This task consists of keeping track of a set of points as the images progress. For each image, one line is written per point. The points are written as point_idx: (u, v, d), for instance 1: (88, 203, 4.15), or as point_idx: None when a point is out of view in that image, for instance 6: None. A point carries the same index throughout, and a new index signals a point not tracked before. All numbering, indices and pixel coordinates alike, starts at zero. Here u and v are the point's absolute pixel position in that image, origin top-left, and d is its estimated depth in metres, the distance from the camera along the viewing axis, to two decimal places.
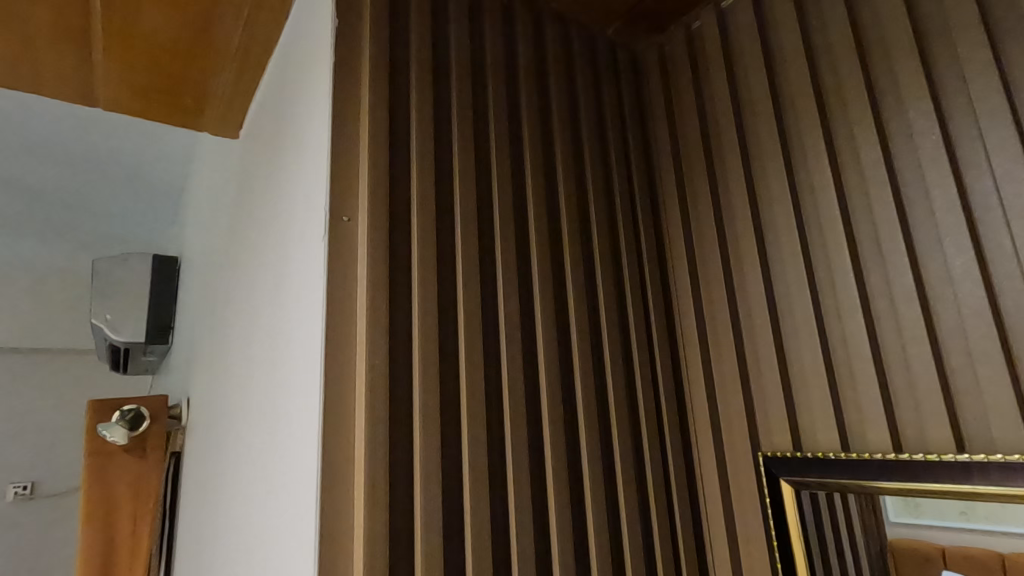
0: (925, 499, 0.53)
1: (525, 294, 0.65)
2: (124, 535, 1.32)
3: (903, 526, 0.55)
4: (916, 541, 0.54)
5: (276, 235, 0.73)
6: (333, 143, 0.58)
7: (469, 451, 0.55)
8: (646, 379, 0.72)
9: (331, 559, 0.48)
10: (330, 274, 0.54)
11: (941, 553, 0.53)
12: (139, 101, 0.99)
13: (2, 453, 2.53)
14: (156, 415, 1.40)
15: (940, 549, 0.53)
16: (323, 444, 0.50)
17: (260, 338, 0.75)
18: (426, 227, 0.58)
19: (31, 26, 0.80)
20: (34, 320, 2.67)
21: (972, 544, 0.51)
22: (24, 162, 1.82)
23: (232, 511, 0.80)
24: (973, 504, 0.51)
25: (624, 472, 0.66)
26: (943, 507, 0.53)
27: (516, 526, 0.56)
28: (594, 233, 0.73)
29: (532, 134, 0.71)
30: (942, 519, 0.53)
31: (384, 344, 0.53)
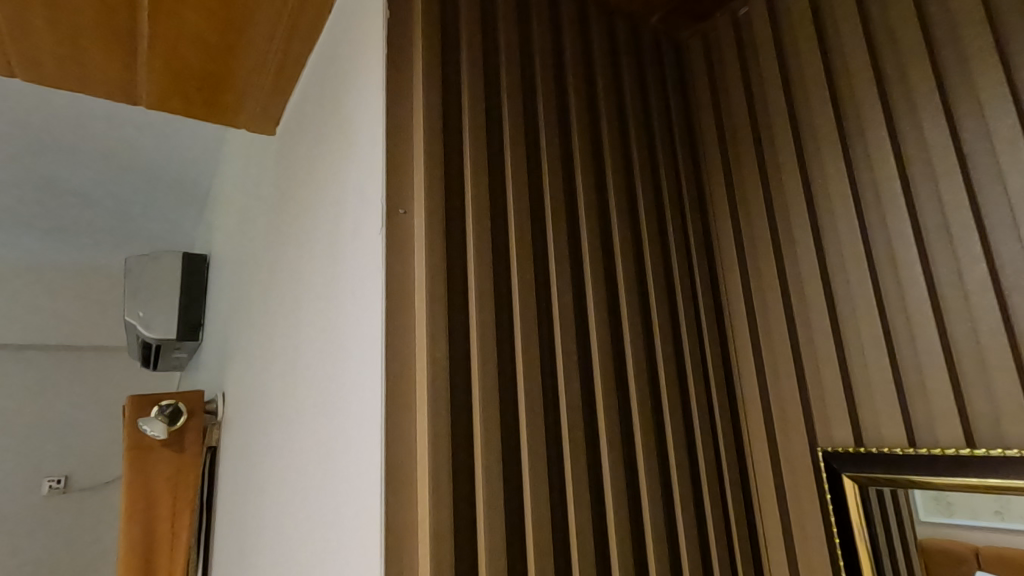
0: (957, 497, 0.54)
1: (578, 287, 0.64)
2: (164, 529, 1.35)
3: (933, 525, 0.55)
4: (948, 541, 0.55)
5: (324, 231, 0.73)
6: (387, 136, 0.57)
7: (528, 446, 0.54)
8: (697, 374, 0.71)
9: (397, 554, 0.48)
10: (387, 266, 0.54)
11: (975, 554, 0.53)
12: (181, 100, 1.00)
13: (37, 447, 2.61)
14: (192, 409, 1.42)
15: (973, 548, 0.53)
16: (385, 436, 0.50)
17: (309, 335, 0.75)
18: (481, 218, 0.58)
19: (79, 28, 0.82)
20: (66, 317, 2.73)
21: (1004, 544, 0.51)
22: (60, 161, 1.86)
23: (280, 508, 0.80)
24: (1010, 502, 0.51)
25: (678, 467, 0.65)
26: (976, 506, 0.53)
27: (576, 526, 0.55)
28: (643, 225, 0.72)
29: (581, 126, 0.70)
30: (974, 519, 0.53)
31: (444, 339, 0.52)
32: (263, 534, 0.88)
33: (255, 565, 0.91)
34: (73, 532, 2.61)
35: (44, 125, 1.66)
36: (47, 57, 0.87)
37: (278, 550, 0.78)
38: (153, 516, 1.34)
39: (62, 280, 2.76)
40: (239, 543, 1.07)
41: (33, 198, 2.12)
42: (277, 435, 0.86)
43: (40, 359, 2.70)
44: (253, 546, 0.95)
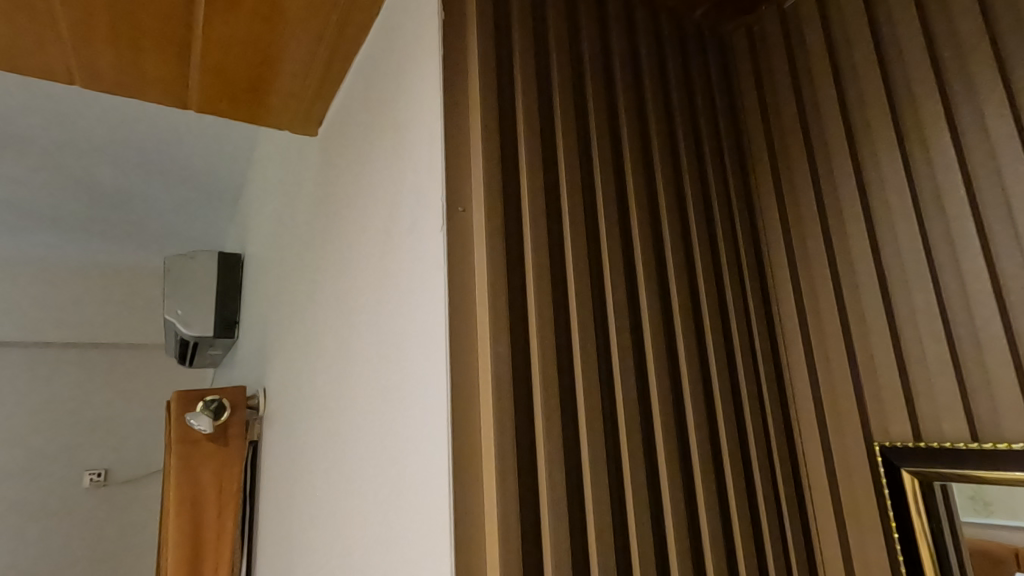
0: (997, 494, 0.54)
1: (630, 281, 0.65)
2: (210, 522, 1.39)
3: (975, 525, 0.56)
4: (988, 541, 0.55)
5: (376, 232, 0.74)
6: (446, 135, 0.59)
7: (588, 436, 0.55)
8: (747, 369, 0.71)
9: (467, 539, 0.49)
10: (449, 262, 0.55)
11: (1014, 555, 0.53)
12: (229, 103, 1.03)
13: (79, 441, 2.72)
14: (235, 404, 1.45)
15: (1013, 550, 0.53)
16: (451, 427, 0.51)
17: (361, 336, 0.76)
18: (537, 214, 0.59)
19: (138, 35, 0.85)
20: (106, 314, 2.84)
21: None
22: (102, 163, 1.92)
23: (334, 506, 0.82)
24: None
25: (731, 459, 0.65)
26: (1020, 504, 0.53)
27: (637, 524, 0.55)
28: (691, 218, 0.72)
29: (629, 122, 0.70)
30: (1015, 518, 0.53)
31: (506, 336, 0.53)
32: (315, 530, 0.90)
33: (307, 562, 0.93)
34: (116, 523, 2.72)
35: (87, 127, 1.72)
36: (106, 64, 0.90)
37: (333, 547, 0.80)
38: (200, 509, 1.39)
39: (101, 280, 2.86)
40: (286, 538, 1.10)
41: (75, 201, 2.20)
42: (327, 433, 0.88)
43: (82, 355, 2.82)
44: (303, 541, 0.97)
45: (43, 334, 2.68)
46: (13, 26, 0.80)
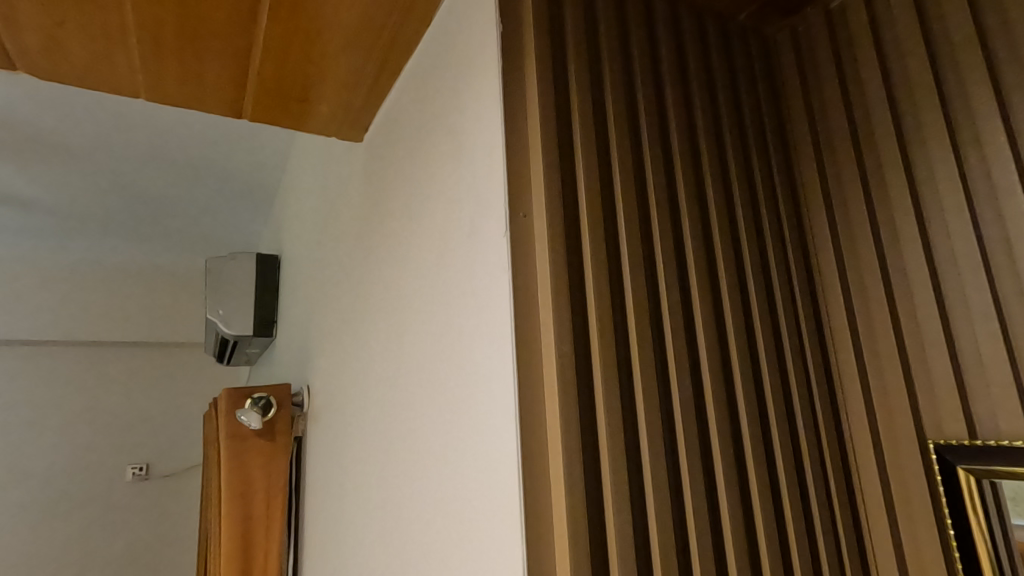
0: None
1: (682, 281, 0.66)
2: (259, 514, 1.45)
3: None
4: None
5: (430, 237, 0.77)
6: (507, 143, 0.61)
7: (647, 432, 0.57)
8: (797, 369, 0.72)
9: (536, 530, 0.52)
10: (513, 265, 0.58)
11: None
12: (280, 112, 1.06)
13: (124, 437, 2.90)
14: (281, 401, 1.50)
15: None
16: (519, 422, 0.54)
17: (415, 338, 0.79)
18: (595, 218, 0.61)
19: (202, 48, 0.89)
20: (148, 315, 2.97)
21: None
22: (148, 170, 2.01)
23: (389, 505, 0.85)
24: None
25: (783, 456, 0.66)
26: None
27: (695, 521, 0.57)
28: (739, 218, 0.74)
29: (679, 126, 0.72)
30: None
31: (569, 338, 0.55)
32: (368, 529, 0.94)
33: (360, 560, 0.96)
34: (157, 515, 2.89)
35: (135, 135, 1.80)
36: (170, 77, 0.95)
37: (389, 545, 0.83)
38: (249, 502, 1.45)
39: (141, 282, 2.99)
40: (336, 536, 1.14)
41: (120, 208, 2.31)
42: (378, 434, 0.91)
43: (127, 355, 2.98)
44: (355, 540, 1.01)
45: (91, 333, 2.83)
46: (89, 44, 0.85)
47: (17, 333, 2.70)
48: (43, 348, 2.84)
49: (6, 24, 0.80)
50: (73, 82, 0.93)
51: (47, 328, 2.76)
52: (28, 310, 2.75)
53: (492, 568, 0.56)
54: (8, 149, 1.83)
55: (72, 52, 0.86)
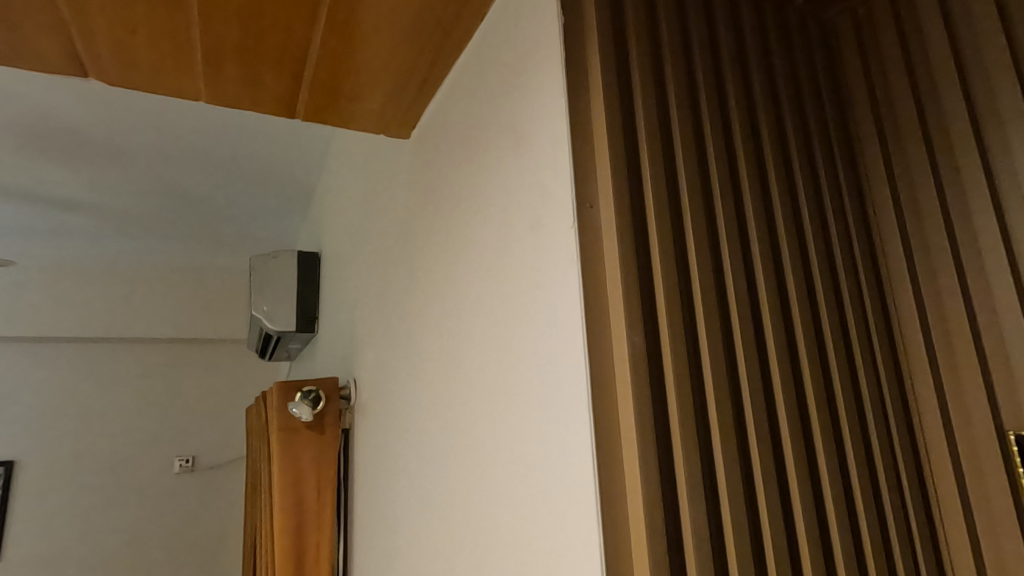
0: None
1: (748, 271, 0.66)
2: (311, 503, 1.49)
3: None
4: None
5: (488, 230, 0.78)
6: (572, 136, 0.62)
7: (718, 422, 0.57)
8: (865, 361, 0.70)
9: (611, 517, 0.52)
10: (581, 258, 0.58)
11: None
12: (331, 111, 1.09)
13: (172, 430, 3.03)
14: (329, 394, 1.54)
15: None
16: (592, 412, 0.55)
17: (474, 332, 0.79)
18: (660, 208, 0.60)
19: (261, 49, 0.91)
20: (193, 312, 3.08)
21: None
22: (195, 171, 2.09)
23: (444, 501, 0.86)
24: None
25: (854, 449, 0.65)
26: None
27: (768, 512, 0.56)
28: (803, 207, 0.72)
29: (741, 117, 0.71)
30: None
31: (639, 328, 0.55)
32: (423, 524, 0.95)
33: (416, 555, 0.98)
34: (203, 505, 3.01)
35: (183, 137, 1.87)
36: (229, 80, 0.98)
37: (446, 540, 0.85)
38: (301, 493, 1.48)
39: (185, 280, 3.10)
40: (387, 533, 1.16)
41: (166, 209, 2.40)
42: (433, 430, 0.92)
43: (173, 351, 3.11)
44: (408, 536, 1.03)
45: (139, 330, 2.95)
46: (155, 46, 0.88)
47: (71, 331, 2.83)
48: (96, 344, 2.98)
49: (81, 31, 0.84)
50: (139, 87, 0.97)
51: (100, 325, 2.89)
52: (80, 308, 2.87)
53: (566, 555, 0.57)
54: (66, 155, 1.92)
55: (140, 57, 0.90)
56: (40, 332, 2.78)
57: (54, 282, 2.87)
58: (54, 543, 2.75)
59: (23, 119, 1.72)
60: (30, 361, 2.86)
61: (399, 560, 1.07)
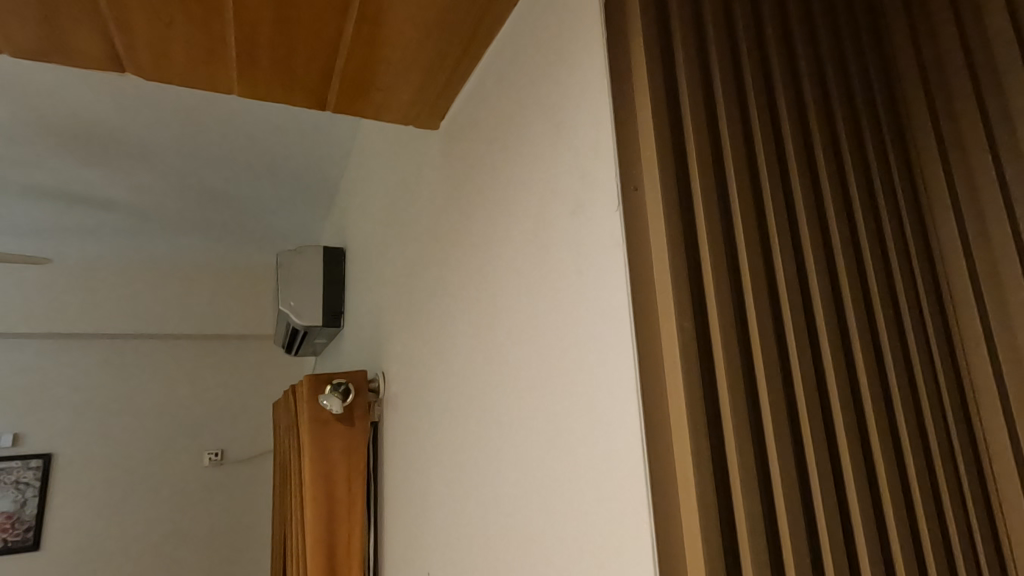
0: None
1: (797, 252, 0.62)
2: (342, 494, 1.50)
3: None
4: None
5: (524, 215, 0.77)
6: (615, 117, 0.60)
7: (772, 411, 0.54)
8: (919, 342, 0.62)
9: (665, 506, 0.51)
10: (628, 243, 0.57)
11: None
12: (362, 102, 1.08)
13: (201, 423, 3.09)
14: (358, 387, 1.54)
15: None
16: (643, 400, 0.54)
17: (511, 319, 0.79)
18: (707, 188, 0.58)
19: (294, 40, 0.91)
20: (220, 307, 3.13)
21: None
22: (223, 166, 2.11)
23: (483, 495, 0.85)
24: None
25: (910, 444, 0.58)
26: None
27: (824, 504, 0.53)
28: (850, 178, 0.66)
29: (785, 88, 0.66)
30: None
31: (689, 314, 0.53)
32: (460, 518, 0.94)
33: (453, 550, 0.96)
34: (232, 498, 3.07)
35: (212, 134, 1.89)
36: (262, 73, 0.98)
37: (484, 533, 0.84)
38: (332, 485, 1.49)
39: (213, 276, 3.16)
40: (420, 528, 1.16)
41: (194, 206, 2.44)
42: (470, 421, 0.91)
43: (202, 346, 3.17)
44: (444, 532, 1.02)
45: (169, 325, 3.01)
46: (190, 39, 0.88)
47: (105, 327, 2.91)
48: (128, 340, 3.04)
49: (119, 24, 0.85)
50: (175, 81, 0.98)
51: (132, 322, 2.95)
52: (113, 304, 2.94)
53: (614, 545, 0.56)
54: (98, 152, 1.95)
55: (175, 51, 0.91)
56: (75, 328, 2.85)
57: (87, 279, 2.93)
58: (90, 535, 2.82)
59: (58, 117, 1.74)
60: (64, 357, 2.92)
61: (433, 556, 1.07)
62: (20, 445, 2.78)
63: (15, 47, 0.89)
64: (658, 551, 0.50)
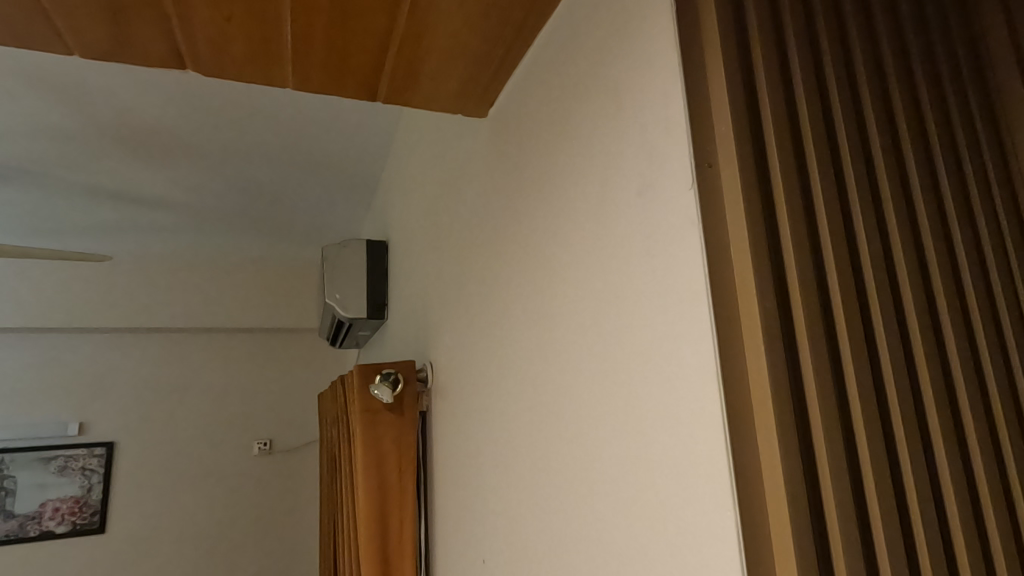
0: None
1: (882, 228, 0.58)
2: (393, 483, 1.52)
3: None
4: None
5: (586, 199, 0.75)
6: (687, 92, 0.58)
7: (861, 395, 0.51)
8: (1014, 324, 0.58)
9: (749, 494, 0.49)
10: (703, 222, 0.55)
11: None
12: (411, 91, 1.08)
13: (252, 414, 3.20)
14: (407, 376, 1.56)
15: None
16: (724, 383, 0.51)
17: (571, 305, 0.78)
18: (786, 162, 0.55)
19: (349, 32, 0.91)
20: (267, 300, 3.22)
21: None
22: (269, 161, 2.16)
23: (544, 484, 0.85)
24: None
25: (1008, 431, 0.54)
26: None
27: (919, 495, 0.50)
28: (937, 147, 0.62)
29: (864, 52, 0.62)
30: None
31: (771, 294, 0.51)
32: (520, 510, 0.93)
33: (512, 541, 0.96)
34: (282, 487, 3.18)
35: (261, 129, 1.94)
36: (316, 65, 0.99)
37: (546, 522, 0.84)
38: (384, 473, 1.52)
39: (259, 271, 3.25)
40: (473, 515, 1.17)
41: (240, 202, 2.51)
42: (528, 410, 0.91)
43: (251, 339, 3.28)
44: (501, 522, 1.01)
45: (219, 318, 3.11)
46: (249, 33, 0.90)
47: (160, 320, 3.02)
48: (181, 333, 3.16)
49: (182, 19, 0.86)
50: (233, 75, 1.00)
51: (185, 315, 3.06)
52: (167, 298, 3.06)
53: (693, 536, 0.54)
54: (153, 150, 2.02)
55: (235, 46, 0.92)
56: (133, 321, 2.98)
57: (143, 274, 3.05)
58: (151, 520, 2.96)
59: (116, 115, 1.81)
60: (123, 349, 3.06)
61: (489, 546, 1.07)
62: (86, 433, 2.92)
63: (83, 46, 0.91)
64: (744, 548, 0.48)
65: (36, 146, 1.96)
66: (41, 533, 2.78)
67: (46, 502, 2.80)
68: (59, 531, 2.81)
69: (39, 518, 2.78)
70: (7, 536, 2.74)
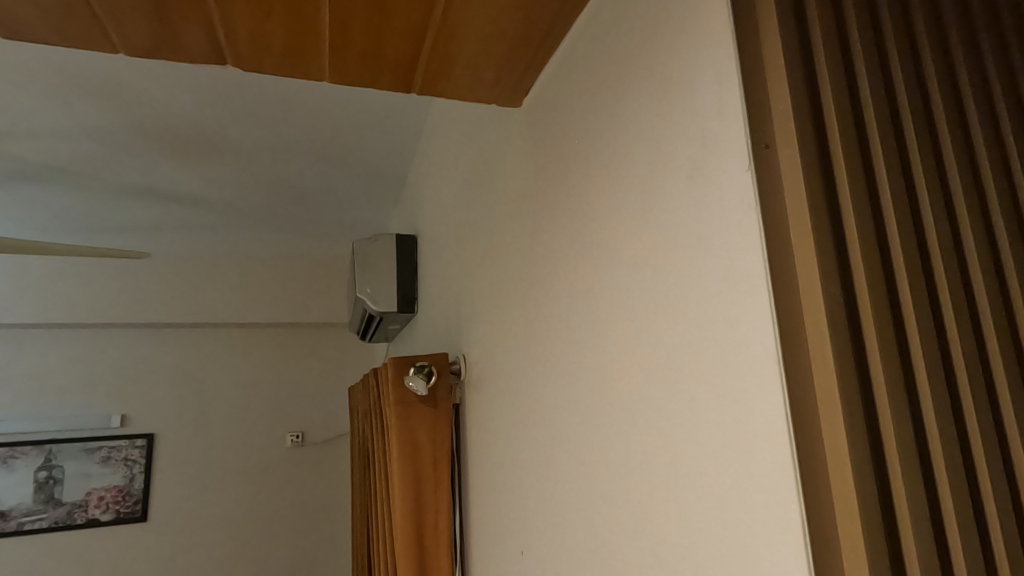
0: None
1: (950, 208, 0.55)
2: (428, 475, 1.53)
3: None
4: None
5: (631, 184, 0.74)
6: (741, 70, 0.56)
7: (931, 383, 0.49)
8: None
9: (814, 486, 0.47)
10: (761, 205, 0.53)
11: None
12: (446, 82, 1.07)
13: (284, 406, 3.26)
14: (440, 368, 1.57)
15: None
16: (786, 372, 0.50)
17: (617, 293, 0.76)
18: (848, 142, 0.53)
19: (387, 25, 0.91)
20: (297, 295, 3.27)
21: None
22: (301, 157, 2.19)
23: (588, 477, 0.83)
24: None
25: None
26: None
27: (995, 490, 0.47)
28: (1006, 124, 0.59)
29: (928, 24, 0.60)
30: None
31: (834, 279, 0.49)
32: (562, 503, 0.92)
33: (554, 534, 0.95)
34: (314, 478, 3.24)
35: (292, 124, 1.96)
36: (353, 58, 0.99)
37: (592, 517, 0.82)
38: (419, 465, 1.52)
39: (290, 266, 3.31)
40: (511, 508, 1.17)
41: (272, 198, 2.54)
42: (570, 401, 0.90)
43: (283, 333, 3.35)
44: (542, 515, 1.01)
45: (252, 313, 3.18)
46: (288, 27, 0.90)
47: (196, 315, 3.10)
48: (216, 328, 3.24)
49: (223, 16, 0.87)
50: (272, 70, 1.01)
51: (220, 309, 3.14)
52: (202, 293, 3.13)
53: (751, 528, 0.53)
54: (189, 147, 2.06)
55: (274, 40, 0.93)
56: (171, 316, 3.06)
57: (179, 270, 3.13)
58: (189, 509, 3.04)
59: (154, 113, 1.85)
60: (161, 343, 3.15)
61: (529, 537, 1.07)
62: (128, 425, 3.01)
63: (128, 45, 0.93)
64: (809, 541, 0.46)
65: (79, 146, 2.02)
66: (87, 520, 2.88)
67: (91, 491, 2.90)
68: (104, 519, 2.91)
69: (85, 506, 2.88)
70: (55, 523, 2.84)
